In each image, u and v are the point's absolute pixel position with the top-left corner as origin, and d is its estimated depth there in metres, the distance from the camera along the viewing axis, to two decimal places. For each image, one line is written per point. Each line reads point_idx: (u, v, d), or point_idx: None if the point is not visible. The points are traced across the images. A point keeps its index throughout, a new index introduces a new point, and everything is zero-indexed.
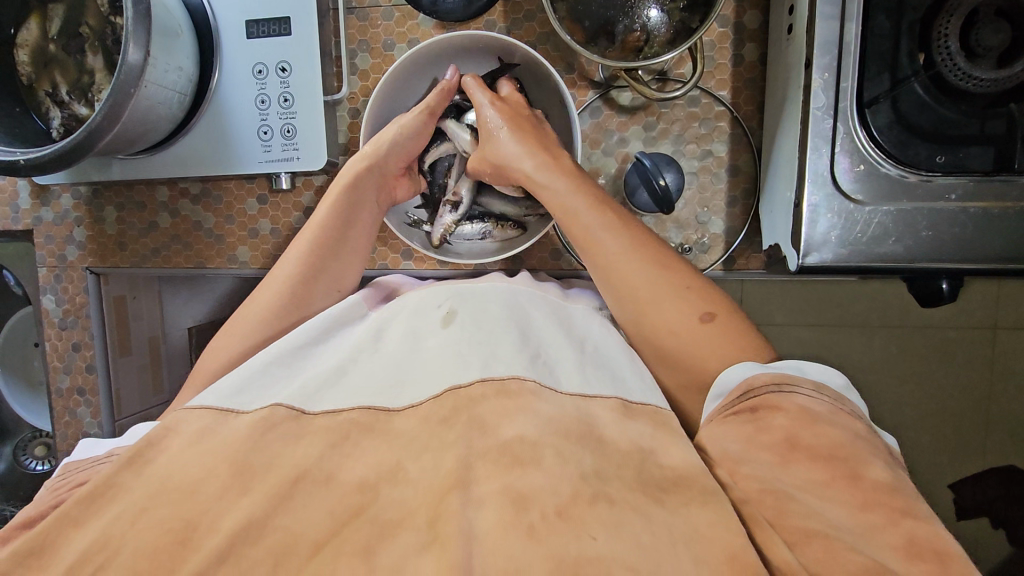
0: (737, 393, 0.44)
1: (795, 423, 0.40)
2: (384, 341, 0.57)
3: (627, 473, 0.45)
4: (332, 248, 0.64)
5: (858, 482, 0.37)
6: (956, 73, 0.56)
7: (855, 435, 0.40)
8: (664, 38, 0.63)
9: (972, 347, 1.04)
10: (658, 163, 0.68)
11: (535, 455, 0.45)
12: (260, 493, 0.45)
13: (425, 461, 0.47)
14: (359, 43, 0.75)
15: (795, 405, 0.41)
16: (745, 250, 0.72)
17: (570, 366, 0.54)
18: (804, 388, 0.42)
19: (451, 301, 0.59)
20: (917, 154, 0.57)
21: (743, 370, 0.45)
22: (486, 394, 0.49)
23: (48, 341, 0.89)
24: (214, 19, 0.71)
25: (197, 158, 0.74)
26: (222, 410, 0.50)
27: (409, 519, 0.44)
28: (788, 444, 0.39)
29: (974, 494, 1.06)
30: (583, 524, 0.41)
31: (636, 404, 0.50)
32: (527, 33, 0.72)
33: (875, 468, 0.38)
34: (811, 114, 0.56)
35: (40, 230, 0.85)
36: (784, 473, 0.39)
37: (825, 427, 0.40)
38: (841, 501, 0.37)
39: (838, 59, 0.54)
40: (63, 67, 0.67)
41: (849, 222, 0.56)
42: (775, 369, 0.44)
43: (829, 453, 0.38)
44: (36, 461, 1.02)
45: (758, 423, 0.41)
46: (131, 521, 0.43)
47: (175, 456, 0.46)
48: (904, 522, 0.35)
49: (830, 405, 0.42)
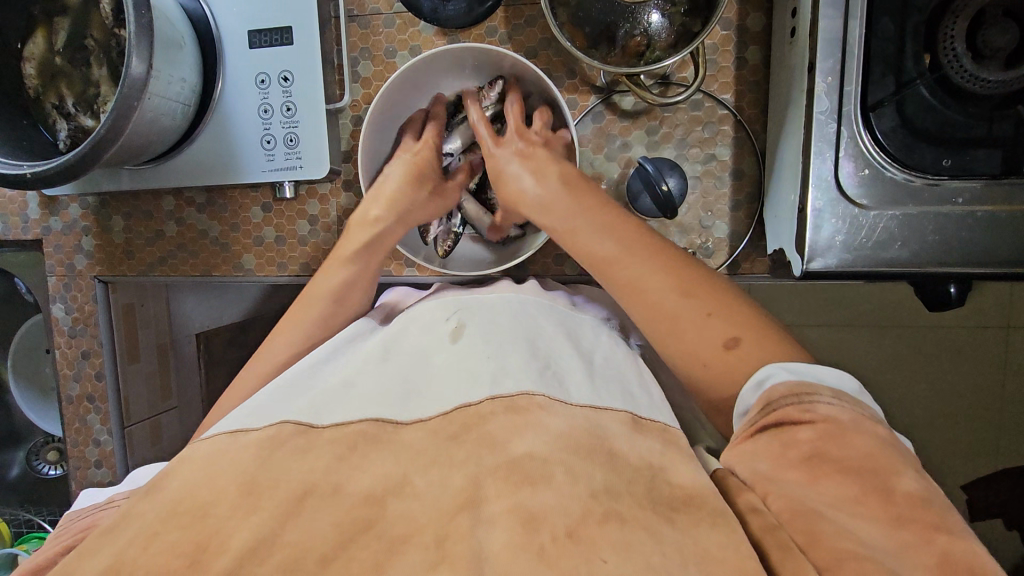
0: (756, 409, 0.42)
1: (821, 438, 0.38)
2: (394, 354, 0.59)
3: (638, 490, 0.44)
4: (374, 252, 0.66)
5: (889, 495, 0.36)
6: (963, 75, 0.55)
7: (880, 440, 0.38)
8: (665, 42, 0.63)
9: (985, 348, 1.02)
10: (660, 169, 0.68)
11: (545, 473, 0.45)
12: (267, 512, 0.44)
13: (432, 475, 0.47)
14: (360, 51, 0.75)
15: (819, 417, 0.39)
16: (750, 253, 0.71)
17: (579, 379, 0.55)
18: (825, 395, 0.41)
19: (458, 315, 0.62)
20: (923, 157, 0.56)
21: (763, 382, 0.43)
22: (496, 411, 0.50)
23: (58, 348, 0.90)
24: (218, 30, 0.72)
25: (201, 168, 0.75)
26: (229, 434, 0.51)
27: (417, 536, 0.43)
28: (811, 457, 0.38)
29: (988, 496, 1.05)
30: (594, 546, 0.40)
31: (647, 420, 0.53)
32: (528, 39, 0.72)
33: (907, 478, 0.37)
34: (815, 118, 0.55)
35: (49, 239, 0.87)
36: (814, 490, 0.38)
37: (854, 435, 0.38)
38: (874, 518, 0.35)
39: (842, 63, 0.54)
40: (69, 80, 0.68)
41: (854, 227, 0.56)
42: (797, 376, 0.42)
43: (858, 464, 0.37)
44: (48, 466, 1.04)
45: (783, 438, 0.40)
46: (142, 547, 0.42)
47: (187, 479, 0.47)
48: (939, 539, 0.34)
49: (855, 411, 0.40)
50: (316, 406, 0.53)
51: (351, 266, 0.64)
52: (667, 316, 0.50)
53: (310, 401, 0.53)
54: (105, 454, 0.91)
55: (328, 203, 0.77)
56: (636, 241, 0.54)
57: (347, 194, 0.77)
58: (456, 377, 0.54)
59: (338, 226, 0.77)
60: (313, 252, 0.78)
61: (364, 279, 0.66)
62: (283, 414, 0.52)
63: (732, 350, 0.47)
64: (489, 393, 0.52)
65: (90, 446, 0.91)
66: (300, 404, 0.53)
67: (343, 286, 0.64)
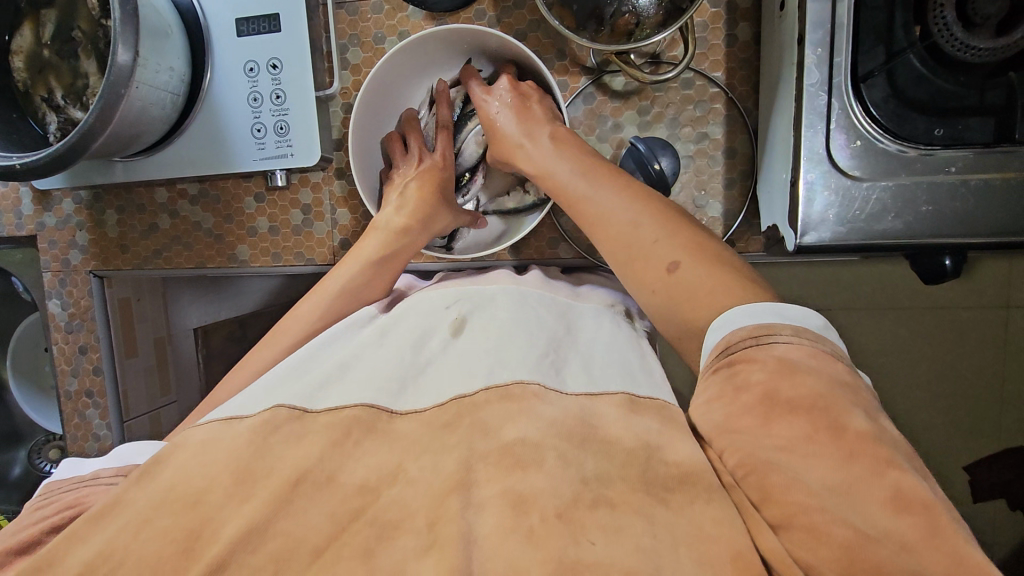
0: (715, 352, 0.42)
1: (773, 377, 0.38)
2: (391, 342, 0.57)
3: (631, 474, 0.44)
4: (394, 260, 0.66)
5: (841, 432, 0.35)
6: (954, 44, 0.54)
7: (836, 382, 0.38)
8: (655, 19, 0.62)
9: (986, 327, 1.02)
10: (652, 148, 0.67)
11: (537, 456, 0.45)
12: (258, 499, 0.44)
13: (424, 461, 0.47)
14: (350, 38, 0.75)
15: (773, 356, 0.39)
16: (744, 232, 0.71)
17: (577, 367, 0.55)
18: (783, 334, 0.40)
19: (459, 304, 0.60)
20: (915, 128, 0.56)
21: (721, 326, 0.43)
22: (490, 400, 0.50)
23: (56, 345, 0.90)
24: (205, 19, 0.71)
25: (192, 159, 0.75)
26: (224, 422, 0.50)
27: (409, 521, 0.44)
28: (764, 397, 0.38)
29: (989, 476, 1.05)
30: (583, 528, 0.41)
31: (644, 399, 0.51)
32: (517, 21, 0.71)
33: (857, 418, 0.36)
34: (805, 91, 0.55)
35: (44, 235, 0.86)
36: (766, 433, 0.37)
37: (804, 376, 0.38)
38: (822, 457, 0.35)
39: (831, 34, 0.53)
40: (58, 72, 0.67)
41: (846, 200, 0.55)
42: (756, 318, 0.42)
43: (809, 403, 0.36)
44: (48, 464, 1.03)
45: (735, 381, 0.40)
46: (136, 531, 0.43)
47: (183, 465, 0.46)
48: (891, 473, 0.34)
49: (812, 350, 0.39)
50: (314, 390, 0.52)
51: (365, 266, 0.64)
52: (652, 267, 0.51)
53: (308, 386, 0.52)
54: (105, 448, 0.91)
55: (321, 191, 0.77)
56: (654, 205, 0.54)
57: (339, 183, 0.77)
58: (456, 367, 0.54)
59: (332, 215, 0.77)
60: (307, 242, 0.78)
61: (374, 285, 0.65)
62: (276, 398, 0.51)
63: (673, 276, 0.50)
64: (483, 383, 0.51)
65: (89, 441, 0.92)
66: (296, 390, 0.52)
67: (353, 283, 0.64)
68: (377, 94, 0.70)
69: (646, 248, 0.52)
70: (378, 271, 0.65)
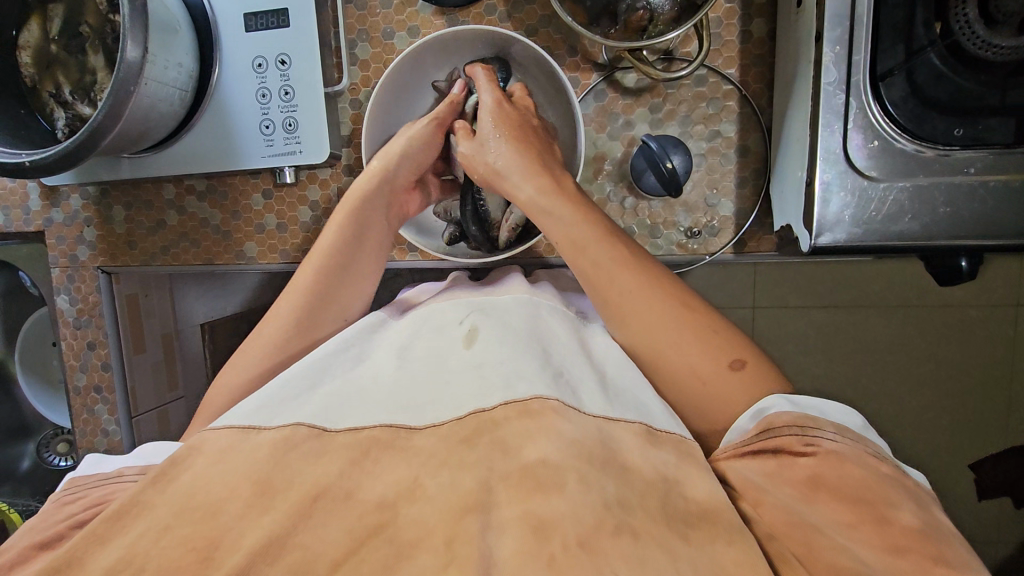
0: (756, 431, 0.45)
1: (821, 464, 0.41)
2: (410, 362, 0.56)
3: (652, 503, 0.43)
4: (367, 229, 0.65)
5: (884, 525, 0.38)
6: (975, 41, 0.54)
7: (878, 473, 0.40)
8: (668, 16, 0.61)
9: (996, 327, 1.01)
10: (664, 146, 0.66)
11: (557, 480, 0.44)
12: (279, 512, 0.44)
13: (442, 477, 0.46)
14: (359, 33, 0.74)
15: (822, 449, 0.41)
16: (756, 232, 0.70)
17: (592, 385, 0.53)
18: (830, 430, 0.42)
19: (471, 318, 0.59)
20: (933, 128, 0.55)
21: (769, 407, 0.45)
22: (509, 417, 0.49)
23: (64, 340, 0.90)
24: (214, 15, 0.71)
25: (201, 154, 0.74)
26: (244, 430, 0.50)
27: (428, 539, 0.43)
28: (813, 484, 0.40)
29: (998, 476, 1.04)
30: (605, 559, 0.39)
31: (659, 432, 0.49)
32: (528, 16, 0.71)
33: (904, 512, 0.38)
34: (823, 89, 0.54)
35: (51, 231, 0.86)
36: (809, 508, 0.40)
37: (853, 470, 0.40)
38: (869, 544, 0.37)
39: (850, 32, 0.52)
40: (64, 68, 0.67)
41: (863, 201, 0.54)
42: (801, 410, 0.44)
43: (855, 493, 0.39)
44: (58, 457, 1.04)
45: (781, 462, 0.42)
46: (157, 537, 0.43)
47: (200, 470, 0.47)
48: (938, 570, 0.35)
49: (856, 445, 0.42)
50: (332, 409, 0.52)
51: (342, 227, 0.63)
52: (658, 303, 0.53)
53: (322, 402, 0.52)
54: (114, 444, 0.92)
55: (329, 189, 0.77)
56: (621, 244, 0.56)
57: (348, 179, 0.76)
58: (469, 382, 0.53)
59: None
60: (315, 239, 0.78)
61: (356, 248, 0.64)
62: (297, 413, 0.51)
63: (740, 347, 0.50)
64: (500, 399, 0.50)
65: (98, 436, 0.92)
66: (313, 406, 0.52)
67: (332, 245, 0.63)
68: (387, 102, 0.70)
69: (654, 283, 0.54)
70: (352, 240, 0.64)
